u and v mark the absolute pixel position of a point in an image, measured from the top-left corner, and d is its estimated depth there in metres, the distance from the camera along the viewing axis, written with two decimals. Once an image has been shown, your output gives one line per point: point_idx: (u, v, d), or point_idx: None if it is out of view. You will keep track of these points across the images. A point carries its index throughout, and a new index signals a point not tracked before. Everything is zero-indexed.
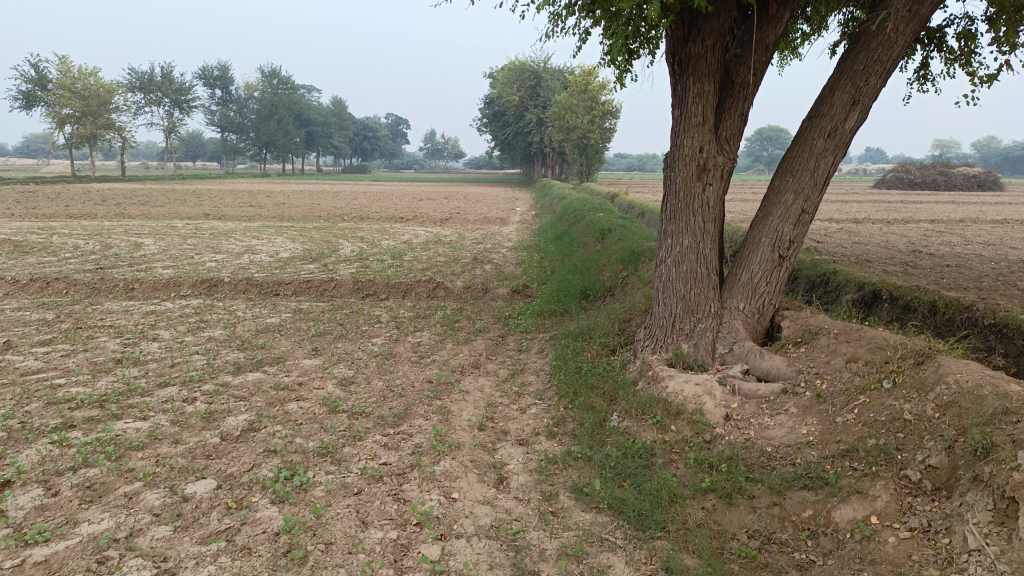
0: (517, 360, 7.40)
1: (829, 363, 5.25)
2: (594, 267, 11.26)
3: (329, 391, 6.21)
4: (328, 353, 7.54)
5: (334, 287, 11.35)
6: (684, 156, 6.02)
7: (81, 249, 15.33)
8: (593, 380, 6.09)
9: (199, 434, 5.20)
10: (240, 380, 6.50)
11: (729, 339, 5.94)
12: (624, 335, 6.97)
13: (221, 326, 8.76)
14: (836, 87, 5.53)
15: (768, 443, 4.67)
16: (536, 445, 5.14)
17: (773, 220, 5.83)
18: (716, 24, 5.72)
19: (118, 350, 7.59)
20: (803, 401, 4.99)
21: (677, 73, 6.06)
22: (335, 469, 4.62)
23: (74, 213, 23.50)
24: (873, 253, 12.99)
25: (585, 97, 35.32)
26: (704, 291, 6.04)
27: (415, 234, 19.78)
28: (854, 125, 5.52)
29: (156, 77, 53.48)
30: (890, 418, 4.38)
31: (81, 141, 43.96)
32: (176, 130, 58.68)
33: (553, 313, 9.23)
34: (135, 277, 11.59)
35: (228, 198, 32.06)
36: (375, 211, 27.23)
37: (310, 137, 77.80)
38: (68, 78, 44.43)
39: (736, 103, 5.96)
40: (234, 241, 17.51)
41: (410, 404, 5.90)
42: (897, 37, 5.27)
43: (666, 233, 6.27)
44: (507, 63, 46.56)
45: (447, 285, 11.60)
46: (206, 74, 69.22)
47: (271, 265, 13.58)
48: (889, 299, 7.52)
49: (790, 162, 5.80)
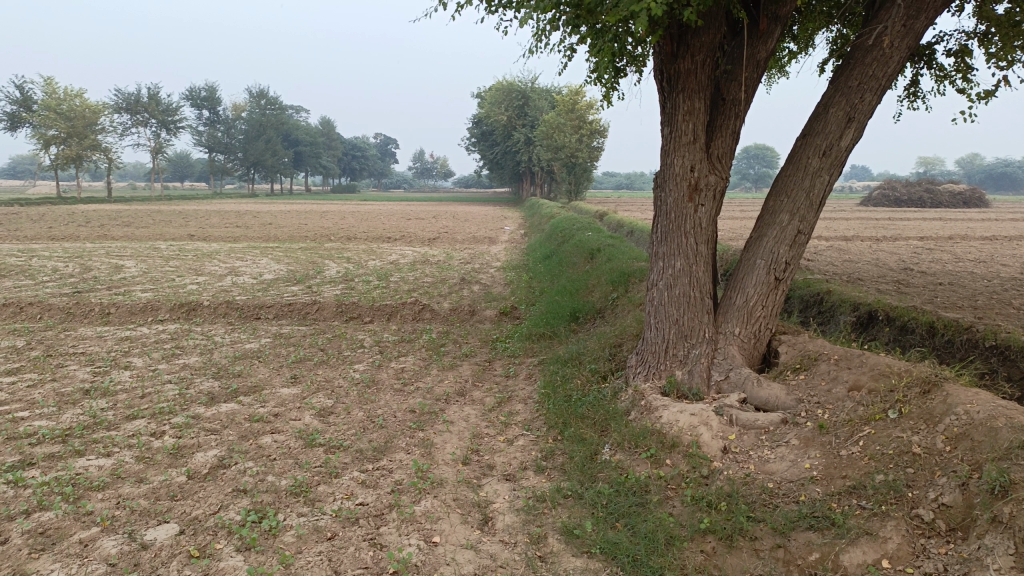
0: (505, 387, 7.12)
1: (830, 392, 5.00)
2: (583, 287, 11.02)
3: (306, 423, 5.90)
4: (307, 381, 7.23)
5: (318, 310, 11.06)
6: (674, 175, 5.79)
7: (59, 272, 14.96)
8: (583, 410, 5.81)
9: (164, 472, 4.89)
10: (213, 411, 6.19)
11: (724, 366, 5.68)
12: (614, 361, 6.69)
13: (197, 352, 8.44)
14: (830, 104, 5.34)
15: (769, 478, 4.40)
16: (523, 481, 4.85)
17: (768, 242, 5.60)
18: (706, 39, 5.51)
19: (87, 379, 7.25)
20: (804, 432, 4.73)
21: (666, 90, 5.85)
22: (308, 511, 4.31)
23: (56, 235, 23.05)
24: (865, 271, 12.81)
25: (573, 116, 35.35)
26: (697, 315, 5.79)
27: (403, 254, 19.52)
28: (850, 144, 5.32)
29: (143, 98, 53.20)
30: (898, 452, 4.13)
31: (67, 162, 43.47)
32: (164, 151, 58.32)
33: (541, 336, 8.97)
34: (112, 301, 11.25)
35: (214, 219, 31.72)
36: (363, 231, 26.98)
37: (298, 157, 77.64)
38: (54, 99, 44.05)
39: (728, 121, 5.76)
40: (218, 262, 17.17)
41: (392, 437, 5.60)
42: (893, 52, 5.09)
43: (657, 255, 6.03)
44: (496, 83, 46.63)
45: (434, 307, 11.33)
46: (194, 94, 69.00)
47: (253, 288, 13.25)
48: (886, 320, 7.30)
49: (785, 181, 5.58)
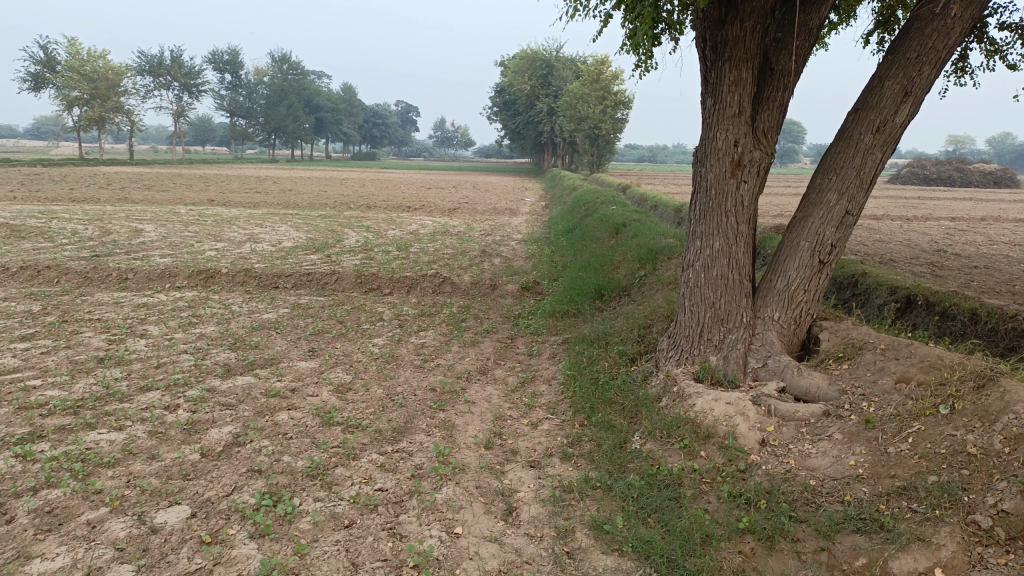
0: (528, 366, 6.90)
1: (876, 383, 4.73)
2: (608, 263, 10.75)
3: (324, 400, 5.72)
4: (325, 355, 7.03)
5: (336, 280, 10.86)
6: (716, 149, 5.48)
7: (79, 235, 14.87)
8: (611, 394, 5.57)
9: (177, 449, 4.72)
10: (229, 385, 6.02)
11: (762, 353, 5.40)
12: (643, 343, 6.43)
13: (214, 321, 8.27)
14: (886, 76, 4.99)
15: (812, 475, 4.16)
16: (549, 469, 4.64)
17: (814, 223, 5.28)
18: (757, 4, 5.18)
19: (103, 347, 7.11)
20: (849, 426, 4.47)
21: (710, 58, 5.53)
22: (325, 496, 4.13)
23: (78, 197, 23.02)
24: (897, 252, 12.42)
25: (598, 87, 34.79)
26: (736, 298, 5.50)
27: (423, 224, 19.26)
28: (905, 120, 4.98)
29: (165, 60, 52.95)
30: (951, 451, 3.86)
31: (89, 124, 43.58)
32: (185, 114, 58.14)
33: (565, 314, 8.73)
34: (130, 266, 11.12)
35: (235, 184, 31.63)
36: (383, 199, 26.70)
37: (319, 123, 77.29)
38: (77, 60, 43.83)
39: (776, 93, 5.43)
40: (237, 228, 17.01)
41: (411, 417, 5.39)
42: (956, 22, 4.74)
43: (695, 234, 5.74)
44: (520, 52, 46.02)
45: (455, 279, 11.09)
46: (216, 57, 68.56)
47: (272, 255, 13.08)
48: (926, 305, 6.99)
49: (834, 158, 5.26)
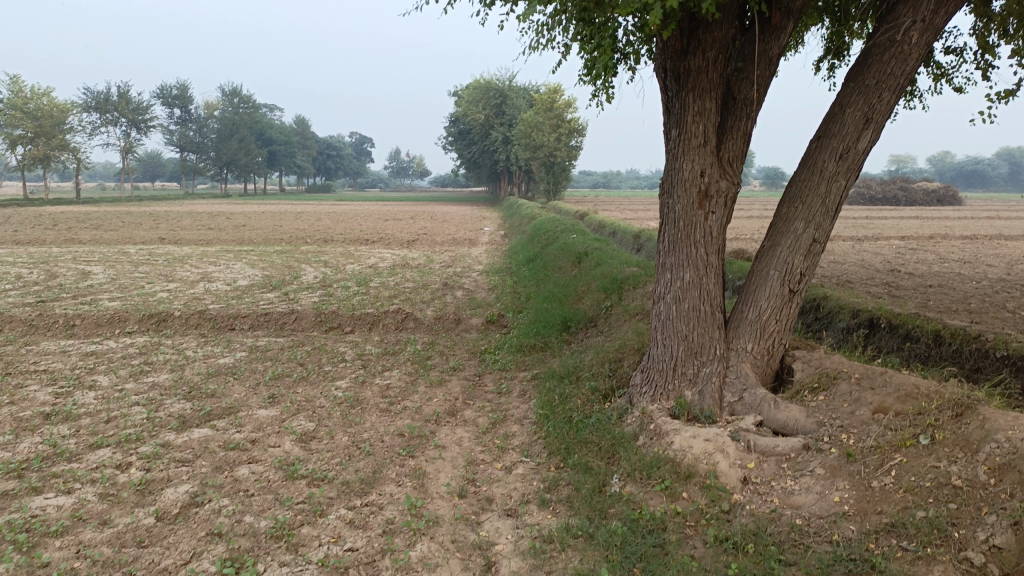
0: (498, 405, 6.72)
1: (854, 414, 4.68)
2: (572, 294, 10.66)
3: (287, 451, 5.45)
4: (286, 401, 6.75)
5: (296, 320, 10.56)
6: (682, 180, 5.43)
7: (23, 280, 14.30)
8: (586, 434, 5.42)
9: (130, 514, 4.42)
10: (185, 438, 5.71)
11: (738, 386, 5.32)
12: (615, 378, 6.31)
13: (167, 369, 7.92)
14: (846, 103, 5.00)
15: (797, 514, 4.04)
16: (526, 517, 4.45)
17: (782, 251, 5.25)
18: (718, 35, 5.18)
19: (49, 401, 6.72)
20: (830, 460, 4.38)
21: (672, 89, 5.51)
22: (291, 560, 3.89)
23: (22, 239, 22.26)
24: (854, 273, 12.60)
25: (552, 115, 35.11)
26: (708, 330, 5.43)
27: (381, 258, 19.00)
28: (867, 146, 5.00)
29: (112, 97, 51.98)
30: (936, 484, 3.79)
31: (34, 163, 42.33)
32: (134, 151, 56.96)
33: (533, 347, 8.59)
34: (77, 312, 10.67)
35: (186, 221, 30.96)
36: (340, 232, 26.37)
37: (272, 157, 76.55)
38: (20, 98, 42.71)
39: (739, 122, 5.44)
40: (190, 268, 16.55)
41: (380, 466, 5.17)
42: (912, 49, 4.79)
43: (664, 265, 5.66)
44: (472, 83, 46.32)
45: (418, 315, 10.88)
46: (165, 93, 67.62)
47: (227, 295, 12.71)
48: (888, 327, 7.01)
49: (798, 186, 5.24)
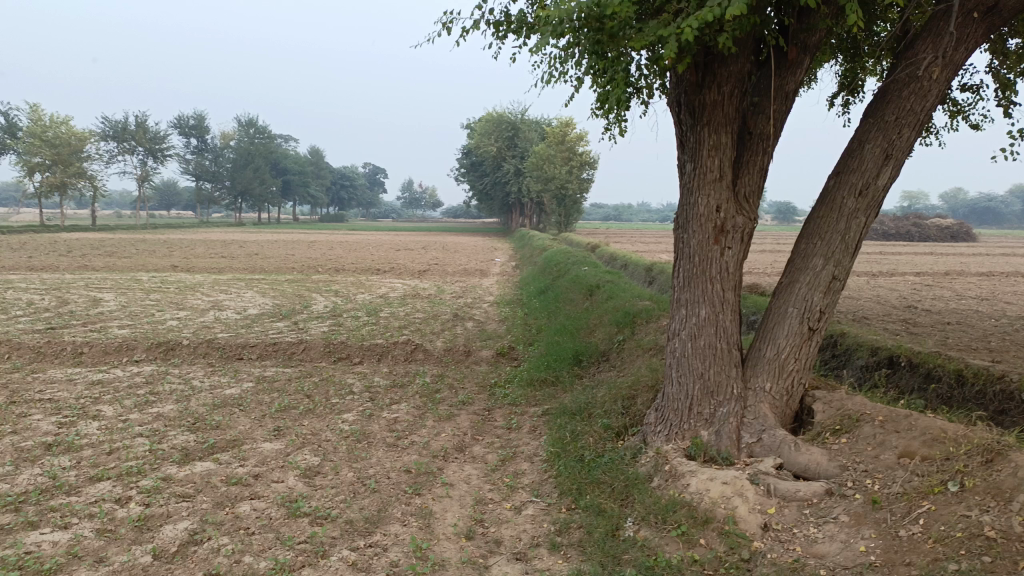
0: (508, 441, 6.56)
1: (878, 459, 4.50)
2: (584, 327, 10.53)
3: (290, 487, 5.31)
4: (291, 435, 6.61)
5: (304, 350, 10.46)
6: (698, 215, 5.32)
7: (34, 306, 14.29)
8: (599, 474, 5.25)
9: (127, 551, 4.27)
10: (187, 472, 5.58)
11: (756, 427, 5.15)
12: (628, 416, 6.15)
13: (173, 399, 7.80)
14: (866, 139, 4.90)
15: (820, 564, 3.84)
16: (536, 562, 4.28)
17: (801, 288, 5.11)
18: (734, 69, 5.11)
19: (52, 431, 6.60)
20: (855, 507, 4.20)
21: (687, 123, 5.42)
22: None
23: (35, 265, 22.38)
24: (869, 309, 12.42)
25: (564, 148, 35.31)
26: (725, 369, 5.27)
27: (392, 288, 18.95)
28: (887, 182, 4.88)
29: (130, 126, 52.70)
30: (968, 534, 3.58)
31: (51, 190, 42.79)
32: (149, 179, 57.56)
33: (543, 381, 8.44)
34: (86, 339, 10.60)
35: (199, 249, 31.09)
36: (351, 262, 26.42)
37: (286, 186, 77.25)
38: (39, 126, 43.34)
39: (755, 157, 5.34)
40: (200, 296, 16.53)
41: (386, 504, 5.02)
42: (933, 85, 4.69)
43: (678, 302, 5.53)
44: (485, 116, 46.74)
45: (427, 346, 10.76)
46: (182, 123, 68.55)
47: (236, 324, 12.64)
48: (908, 366, 6.83)
49: (817, 223, 5.11)
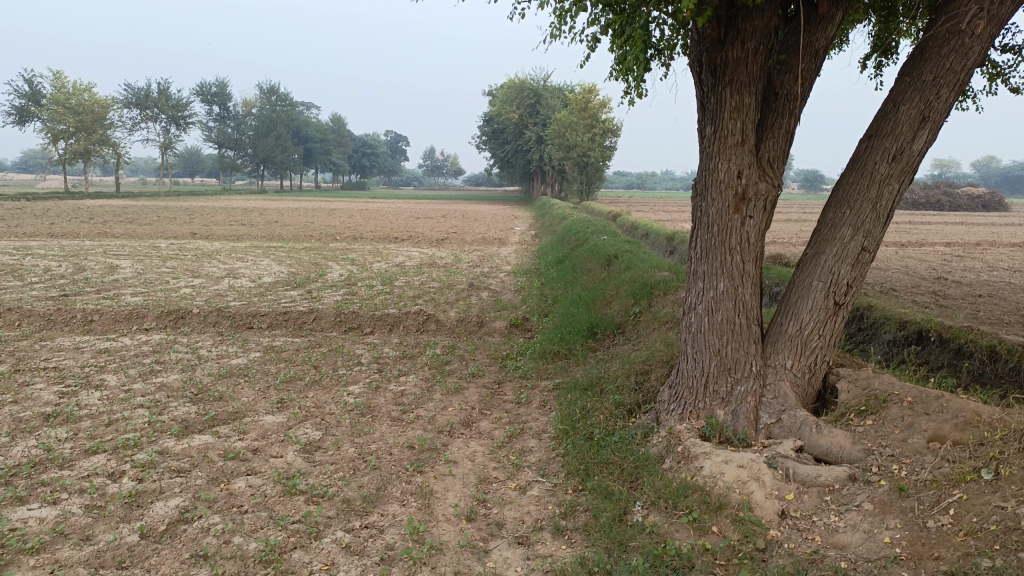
0: (517, 416, 6.35)
1: (906, 443, 4.21)
2: (600, 298, 10.24)
3: (289, 462, 5.13)
4: (294, 407, 6.43)
5: (315, 319, 10.29)
6: (717, 182, 5.00)
7: (51, 273, 14.26)
8: (608, 455, 5.01)
9: (113, 530, 4.12)
10: (184, 445, 5.43)
11: (775, 407, 4.87)
12: (641, 392, 5.90)
13: (178, 369, 7.67)
14: (901, 100, 4.52)
15: (841, 555, 3.57)
16: (538, 546, 4.07)
17: (827, 260, 4.78)
18: (759, 23, 4.74)
19: (52, 401, 6.48)
20: (879, 494, 3.92)
21: (708, 83, 5.08)
22: None
23: (57, 232, 22.46)
24: (897, 280, 12.00)
25: (586, 115, 34.63)
26: (743, 345, 4.99)
27: (408, 256, 18.72)
28: (923, 147, 4.52)
29: (153, 94, 52.61)
30: (1003, 528, 3.27)
31: (75, 157, 42.89)
32: (173, 147, 57.61)
33: (556, 355, 8.19)
34: (97, 307, 10.50)
35: (219, 216, 31.10)
36: (369, 229, 26.22)
37: (307, 153, 77.05)
38: (62, 94, 43.30)
39: (781, 119, 4.99)
40: (217, 263, 16.42)
41: (386, 482, 4.83)
42: (975, 41, 4.30)
43: (696, 274, 5.24)
44: (507, 82, 46.05)
45: (440, 316, 10.53)
46: (204, 90, 68.41)
47: (249, 293, 12.49)
48: (938, 341, 6.49)
49: (846, 190, 4.77)
